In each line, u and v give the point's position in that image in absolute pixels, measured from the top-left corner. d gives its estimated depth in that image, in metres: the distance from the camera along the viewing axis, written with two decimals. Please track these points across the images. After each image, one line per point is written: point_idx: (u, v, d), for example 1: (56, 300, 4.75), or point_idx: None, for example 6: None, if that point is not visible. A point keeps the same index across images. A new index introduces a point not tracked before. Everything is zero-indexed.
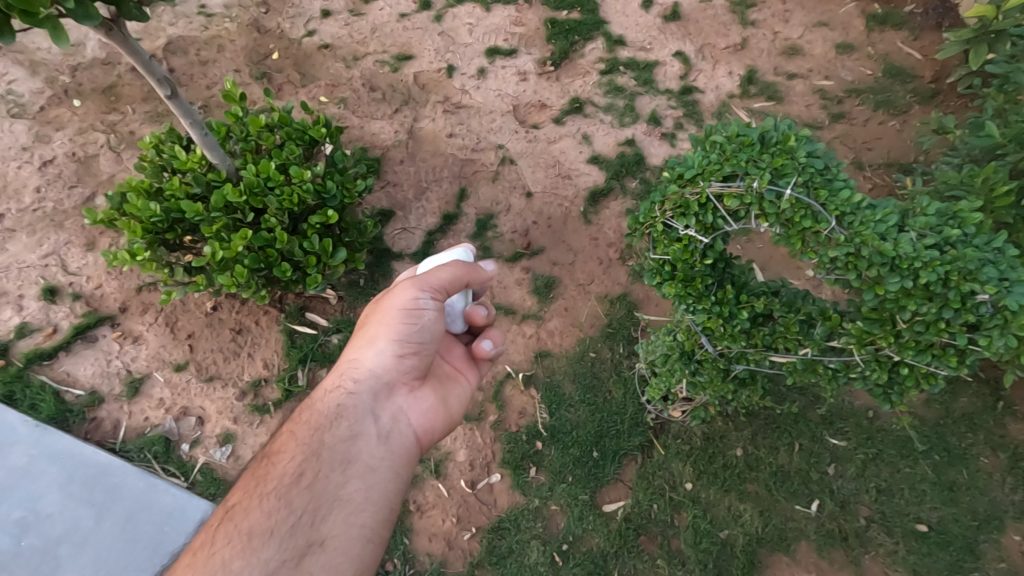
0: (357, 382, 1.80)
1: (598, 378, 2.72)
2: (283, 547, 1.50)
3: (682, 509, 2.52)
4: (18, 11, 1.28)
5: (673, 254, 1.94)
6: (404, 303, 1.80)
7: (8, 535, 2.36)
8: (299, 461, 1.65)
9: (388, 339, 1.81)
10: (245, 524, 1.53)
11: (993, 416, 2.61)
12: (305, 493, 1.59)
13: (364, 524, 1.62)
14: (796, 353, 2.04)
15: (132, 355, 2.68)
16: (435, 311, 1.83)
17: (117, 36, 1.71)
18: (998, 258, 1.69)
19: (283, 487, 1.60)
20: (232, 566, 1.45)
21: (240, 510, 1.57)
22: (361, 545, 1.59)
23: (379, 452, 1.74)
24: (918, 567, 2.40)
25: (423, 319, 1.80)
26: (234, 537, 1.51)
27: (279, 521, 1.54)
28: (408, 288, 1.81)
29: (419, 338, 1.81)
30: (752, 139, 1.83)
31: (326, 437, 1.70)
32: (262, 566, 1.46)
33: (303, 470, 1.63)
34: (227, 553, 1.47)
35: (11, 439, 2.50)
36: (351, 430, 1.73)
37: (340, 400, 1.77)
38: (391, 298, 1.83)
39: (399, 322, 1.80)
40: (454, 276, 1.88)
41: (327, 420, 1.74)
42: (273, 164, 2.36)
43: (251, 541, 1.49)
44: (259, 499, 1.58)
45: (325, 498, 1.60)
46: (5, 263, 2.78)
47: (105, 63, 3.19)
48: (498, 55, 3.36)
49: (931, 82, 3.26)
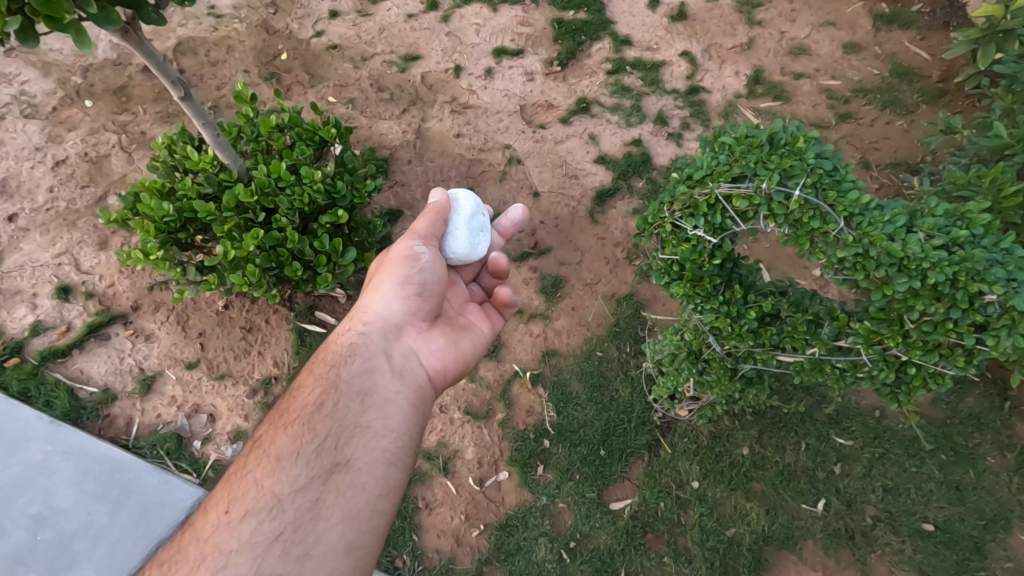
0: (369, 323, 1.85)
1: (605, 377, 2.74)
2: (310, 466, 1.53)
3: (689, 507, 2.54)
4: (43, 16, 1.31)
5: (681, 254, 1.96)
6: (402, 251, 1.93)
7: (24, 530, 2.39)
8: (319, 393, 1.68)
9: (391, 282, 1.89)
10: (274, 450, 1.56)
11: (1000, 416, 2.62)
12: (326, 420, 1.61)
13: (385, 448, 1.62)
14: (804, 353, 2.05)
15: (144, 352, 2.71)
16: (432, 255, 1.94)
17: (133, 38, 1.74)
18: (1005, 259, 1.70)
19: (305, 416, 1.62)
20: (265, 484, 1.49)
21: (267, 439, 1.61)
22: (385, 467, 1.59)
23: (395, 384, 1.76)
24: (925, 566, 2.41)
25: (421, 261, 1.91)
26: (264, 460, 1.54)
27: (305, 444, 1.57)
28: (405, 238, 1.95)
29: (421, 280, 1.90)
30: (761, 141, 1.84)
31: (343, 371, 1.73)
32: (292, 483, 1.50)
33: (323, 401, 1.66)
34: (258, 473, 1.52)
35: (27, 435, 2.54)
36: (365, 366, 1.75)
37: (353, 340, 1.82)
38: (393, 248, 1.96)
39: (402, 267, 1.91)
40: (439, 220, 2.03)
41: (342, 357, 1.77)
42: (284, 164, 2.39)
43: (280, 462, 1.53)
44: (284, 427, 1.61)
45: (346, 424, 1.62)
46: (19, 262, 2.82)
47: (117, 64, 3.22)
48: (505, 55, 3.38)
49: (938, 81, 3.26)
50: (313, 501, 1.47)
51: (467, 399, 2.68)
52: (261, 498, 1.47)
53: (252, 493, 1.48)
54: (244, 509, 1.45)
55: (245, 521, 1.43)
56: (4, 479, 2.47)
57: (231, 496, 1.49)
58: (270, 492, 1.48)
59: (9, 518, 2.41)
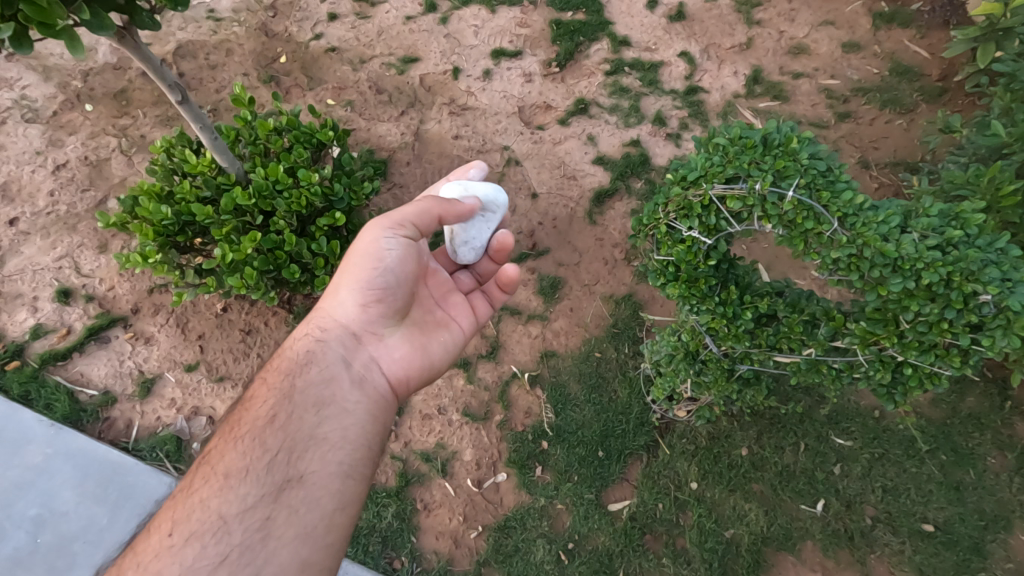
0: (327, 329, 1.84)
1: (603, 378, 2.74)
2: (261, 484, 1.54)
3: (687, 508, 2.53)
4: (36, 23, 1.33)
5: (676, 255, 1.97)
6: (369, 249, 1.83)
7: (25, 533, 2.41)
8: (272, 405, 1.68)
9: (358, 284, 1.84)
10: (222, 466, 1.58)
11: (1001, 415, 2.61)
12: (278, 434, 1.63)
13: (342, 460, 1.64)
14: (800, 353, 2.05)
15: (144, 355, 2.73)
16: (400, 251, 1.85)
17: (129, 43, 1.76)
18: (1000, 259, 1.70)
19: (257, 430, 1.63)
20: (211, 504, 1.51)
21: (216, 454, 1.62)
22: (340, 480, 1.61)
23: (354, 394, 1.77)
24: (924, 567, 2.40)
25: (385, 260, 1.83)
26: (212, 478, 1.56)
27: (254, 460, 1.58)
28: (374, 231, 1.83)
29: (385, 281, 1.84)
30: (754, 142, 1.84)
31: (298, 381, 1.73)
32: (240, 502, 1.51)
33: (276, 413, 1.66)
34: (205, 493, 1.53)
35: (27, 438, 2.56)
36: (321, 375, 1.76)
37: (310, 346, 1.81)
38: (359, 242, 1.85)
39: (365, 266, 1.82)
40: (423, 207, 1.90)
41: (299, 365, 1.77)
42: (281, 167, 2.40)
43: (228, 480, 1.54)
44: (234, 442, 1.62)
45: (299, 437, 1.63)
46: (20, 265, 2.84)
47: (117, 68, 3.24)
48: (504, 57, 3.38)
49: (938, 80, 3.25)
50: (262, 521, 1.49)
51: (466, 401, 2.69)
52: (206, 520, 1.49)
53: (197, 514, 1.50)
54: (187, 532, 1.47)
55: (189, 543, 1.45)
56: (4, 482, 2.49)
57: (176, 518, 1.51)
58: (217, 512, 1.50)
59: (10, 521, 2.43)
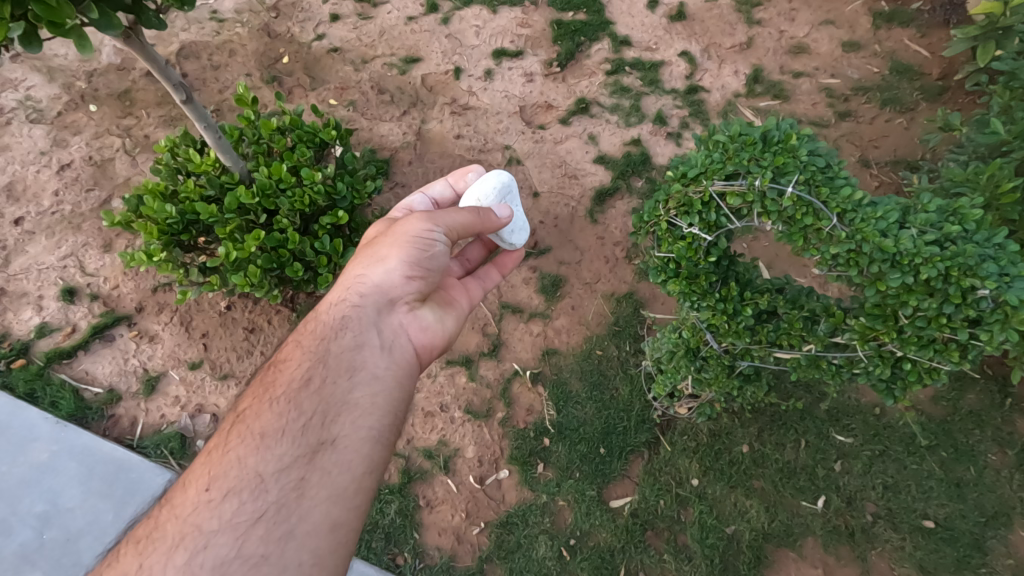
0: (363, 296, 1.84)
1: (605, 375, 2.75)
2: (296, 444, 1.53)
3: (688, 505, 2.55)
4: (46, 22, 1.34)
5: (677, 251, 1.98)
6: (418, 231, 1.90)
7: (31, 529, 2.43)
8: (307, 367, 1.68)
9: (395, 259, 1.88)
10: (258, 426, 1.56)
11: (1001, 413, 2.61)
12: (313, 396, 1.62)
13: (373, 426, 1.64)
14: (800, 349, 2.07)
15: (148, 353, 2.74)
16: (444, 241, 1.95)
17: (135, 42, 1.78)
18: (998, 254, 1.71)
19: (292, 392, 1.63)
20: (247, 462, 1.49)
21: (251, 415, 1.60)
22: (370, 446, 1.61)
23: (385, 360, 1.77)
24: (925, 563, 2.41)
25: (431, 245, 1.91)
26: (246, 437, 1.55)
27: (291, 421, 1.57)
28: (423, 218, 1.92)
29: (423, 261, 1.91)
30: (754, 139, 1.85)
31: (332, 345, 1.73)
32: (276, 461, 1.50)
33: (310, 376, 1.66)
34: (241, 452, 1.52)
35: (32, 435, 2.58)
36: (356, 340, 1.76)
37: (345, 312, 1.81)
38: (404, 226, 1.93)
39: (412, 245, 1.89)
40: (476, 217, 2.01)
41: (334, 330, 1.77)
42: (284, 166, 2.42)
43: (264, 440, 1.53)
44: (270, 402, 1.61)
45: (334, 401, 1.63)
46: (25, 264, 2.86)
47: (120, 69, 3.26)
48: (505, 57, 3.40)
49: (938, 79, 3.26)
50: (297, 480, 1.48)
51: (468, 399, 2.70)
52: (244, 477, 1.47)
53: (234, 471, 1.48)
54: (224, 488, 1.45)
55: (227, 500, 1.43)
56: (10, 479, 2.51)
57: (212, 475, 1.49)
58: (253, 470, 1.48)
59: (16, 517, 2.45)
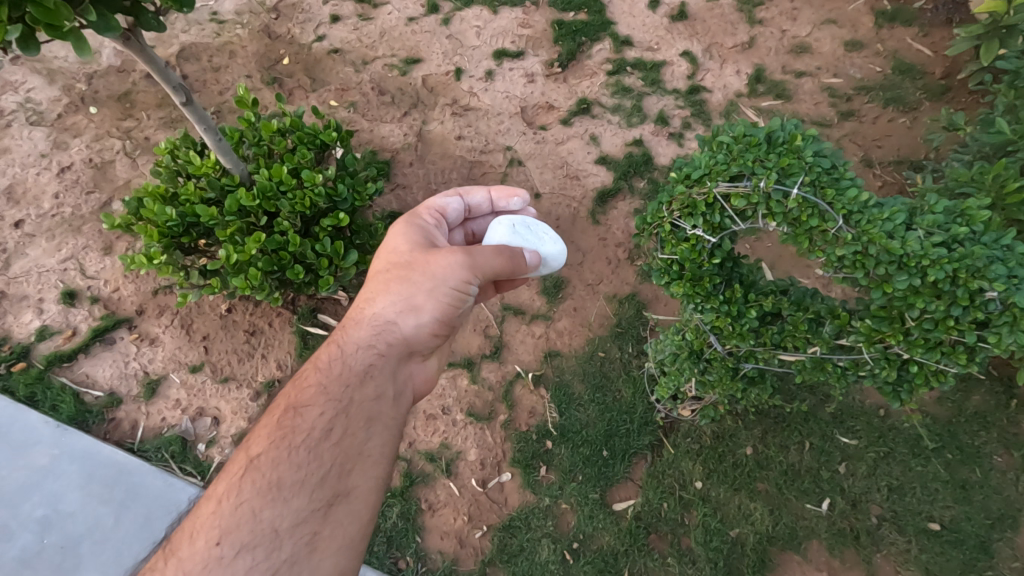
0: (389, 344, 1.82)
1: (607, 377, 2.73)
2: (312, 498, 1.52)
3: (692, 508, 2.53)
4: (43, 25, 1.33)
5: (680, 254, 1.96)
6: (454, 283, 1.86)
7: (31, 533, 2.42)
8: (329, 417, 1.65)
9: (429, 307, 1.86)
10: (274, 477, 1.53)
11: (1007, 414, 2.59)
12: (333, 448, 1.60)
13: (382, 477, 1.66)
14: (805, 352, 2.05)
15: (148, 356, 2.73)
16: (473, 291, 1.93)
17: (134, 45, 1.76)
18: (1006, 255, 1.69)
19: (313, 442, 1.59)
20: (263, 515, 1.47)
21: (266, 463, 1.56)
22: (379, 497, 1.63)
23: (398, 412, 1.79)
24: (930, 566, 2.40)
25: (463, 298, 1.89)
26: (262, 488, 1.51)
27: (308, 473, 1.55)
28: (462, 265, 1.86)
29: (453, 310, 1.91)
30: (758, 139, 1.84)
31: (357, 394, 1.70)
32: (292, 516, 1.48)
33: (333, 426, 1.63)
34: (256, 504, 1.48)
35: (32, 439, 2.57)
36: (377, 390, 1.74)
37: (371, 358, 1.78)
38: (440, 269, 1.86)
39: (444, 296, 1.86)
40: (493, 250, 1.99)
41: (357, 378, 1.74)
42: (285, 168, 2.40)
43: (281, 492, 1.50)
44: (288, 452, 1.57)
45: (352, 453, 1.62)
46: (26, 267, 2.85)
47: (120, 71, 3.25)
48: (506, 57, 3.39)
49: (941, 78, 3.24)
50: (312, 535, 1.47)
51: (469, 401, 2.69)
52: (258, 532, 1.45)
53: (249, 525, 1.45)
54: (238, 544, 1.43)
55: (241, 556, 1.41)
56: (11, 484, 2.49)
57: (225, 527, 1.45)
58: (269, 525, 1.46)
59: (16, 522, 2.44)
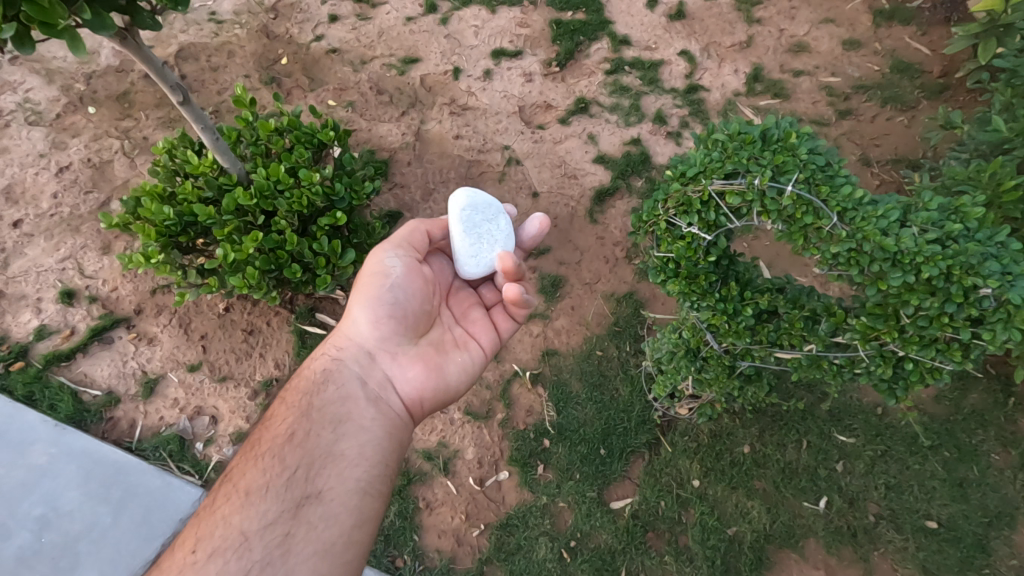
0: (341, 348, 1.87)
1: (605, 376, 2.74)
2: (281, 500, 1.55)
3: (689, 506, 2.53)
4: (38, 23, 1.33)
5: (676, 251, 1.97)
6: (371, 269, 1.87)
7: (30, 532, 2.42)
8: (291, 423, 1.71)
9: (364, 305, 1.87)
10: (244, 484, 1.59)
11: (1004, 412, 2.59)
12: (297, 450, 1.64)
13: (359, 477, 1.65)
14: (801, 349, 2.05)
15: (147, 355, 2.74)
16: (404, 269, 1.89)
17: (131, 44, 1.77)
18: (1001, 252, 1.70)
19: (277, 447, 1.65)
20: (233, 520, 1.51)
21: (238, 474, 1.63)
22: (358, 497, 1.62)
23: (369, 411, 1.78)
24: (928, 564, 2.40)
25: (392, 278, 1.86)
26: (233, 495, 1.57)
27: (275, 476, 1.59)
28: (377, 250, 1.90)
29: (393, 298, 1.86)
30: (753, 137, 1.85)
31: (315, 399, 1.76)
32: (261, 518, 1.52)
33: (294, 431, 1.69)
34: (226, 510, 1.54)
35: (31, 438, 2.57)
36: (338, 392, 1.78)
37: (327, 365, 1.84)
38: (365, 264, 1.92)
39: (372, 284, 1.87)
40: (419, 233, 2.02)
41: (315, 384, 1.80)
42: (282, 167, 2.41)
43: (248, 497, 1.55)
44: (254, 460, 1.64)
45: (318, 454, 1.65)
46: (24, 266, 2.86)
47: (119, 71, 3.25)
48: (504, 57, 3.39)
49: (940, 77, 3.24)
50: (283, 536, 1.49)
51: (467, 400, 2.69)
52: (229, 536, 1.49)
53: (220, 530, 1.50)
54: (210, 549, 1.47)
55: (212, 559, 1.44)
56: (9, 483, 2.50)
57: (199, 535, 1.51)
58: (239, 529, 1.50)
59: (15, 521, 2.44)
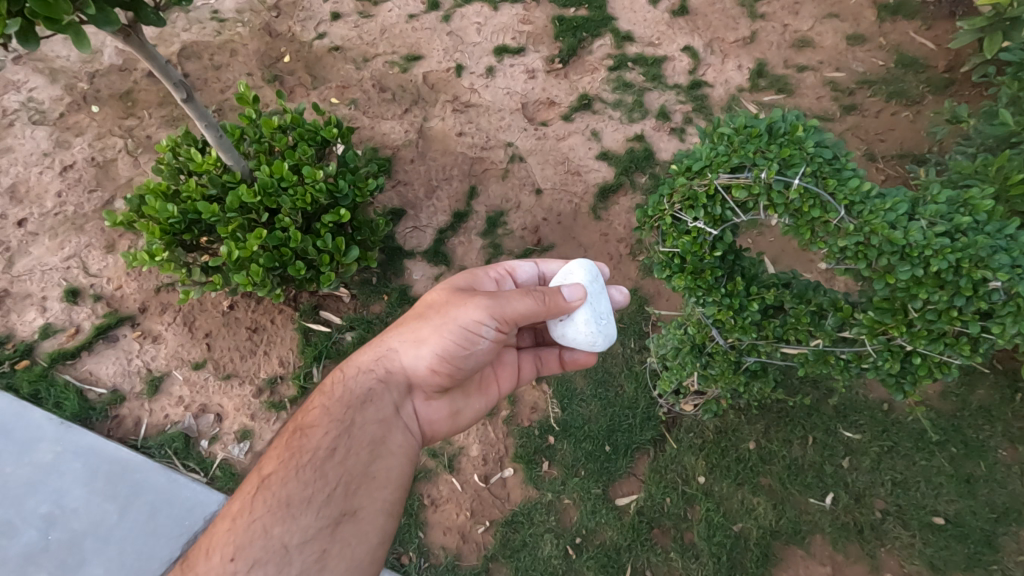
0: (389, 372, 1.84)
1: (609, 372, 2.73)
2: (321, 515, 1.56)
3: (695, 502, 2.52)
4: (42, 19, 1.33)
5: (682, 246, 1.96)
6: (469, 329, 1.77)
7: (36, 529, 2.42)
8: (332, 437, 1.70)
9: (433, 348, 1.81)
10: (283, 494, 1.58)
11: (1011, 408, 2.57)
12: (339, 467, 1.65)
13: (387, 498, 1.69)
14: (807, 345, 2.04)
15: (152, 354, 2.74)
16: (490, 341, 1.81)
17: (135, 42, 1.76)
18: (1010, 245, 1.68)
19: (319, 461, 1.65)
20: (273, 532, 1.51)
21: (275, 482, 1.61)
22: (385, 518, 1.66)
23: (401, 439, 1.81)
24: (935, 560, 2.38)
25: (474, 348, 1.80)
26: (272, 505, 1.56)
27: (317, 490, 1.60)
28: (478, 314, 1.75)
29: (463, 361, 1.82)
30: (759, 131, 1.84)
31: (357, 419, 1.75)
32: (301, 532, 1.53)
33: (336, 446, 1.68)
34: (266, 520, 1.53)
35: (36, 435, 2.57)
36: (378, 416, 1.78)
37: (373, 386, 1.81)
38: (456, 314, 1.78)
39: (455, 339, 1.78)
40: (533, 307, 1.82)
41: (358, 402, 1.78)
42: (286, 164, 2.40)
43: (290, 509, 1.55)
44: (295, 471, 1.63)
45: (357, 473, 1.66)
46: (28, 265, 2.86)
47: (122, 70, 3.26)
48: (507, 53, 3.37)
49: (945, 72, 3.22)
50: (320, 553, 1.51)
51: None
52: (269, 548, 1.49)
53: (260, 541, 1.50)
54: (250, 560, 1.47)
55: (251, 572, 1.45)
56: (15, 481, 2.50)
57: (238, 543, 1.49)
58: (279, 541, 1.50)
59: (21, 518, 2.44)
